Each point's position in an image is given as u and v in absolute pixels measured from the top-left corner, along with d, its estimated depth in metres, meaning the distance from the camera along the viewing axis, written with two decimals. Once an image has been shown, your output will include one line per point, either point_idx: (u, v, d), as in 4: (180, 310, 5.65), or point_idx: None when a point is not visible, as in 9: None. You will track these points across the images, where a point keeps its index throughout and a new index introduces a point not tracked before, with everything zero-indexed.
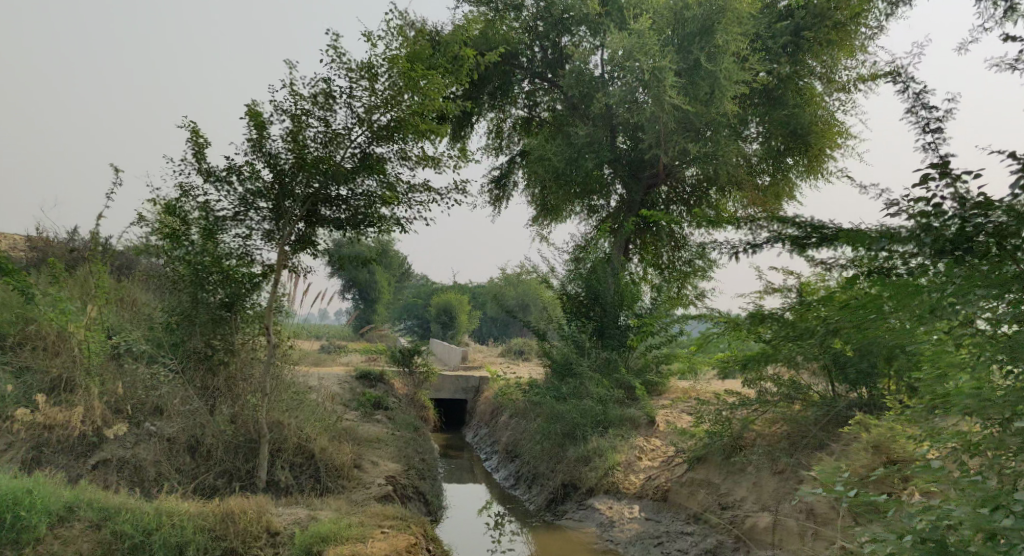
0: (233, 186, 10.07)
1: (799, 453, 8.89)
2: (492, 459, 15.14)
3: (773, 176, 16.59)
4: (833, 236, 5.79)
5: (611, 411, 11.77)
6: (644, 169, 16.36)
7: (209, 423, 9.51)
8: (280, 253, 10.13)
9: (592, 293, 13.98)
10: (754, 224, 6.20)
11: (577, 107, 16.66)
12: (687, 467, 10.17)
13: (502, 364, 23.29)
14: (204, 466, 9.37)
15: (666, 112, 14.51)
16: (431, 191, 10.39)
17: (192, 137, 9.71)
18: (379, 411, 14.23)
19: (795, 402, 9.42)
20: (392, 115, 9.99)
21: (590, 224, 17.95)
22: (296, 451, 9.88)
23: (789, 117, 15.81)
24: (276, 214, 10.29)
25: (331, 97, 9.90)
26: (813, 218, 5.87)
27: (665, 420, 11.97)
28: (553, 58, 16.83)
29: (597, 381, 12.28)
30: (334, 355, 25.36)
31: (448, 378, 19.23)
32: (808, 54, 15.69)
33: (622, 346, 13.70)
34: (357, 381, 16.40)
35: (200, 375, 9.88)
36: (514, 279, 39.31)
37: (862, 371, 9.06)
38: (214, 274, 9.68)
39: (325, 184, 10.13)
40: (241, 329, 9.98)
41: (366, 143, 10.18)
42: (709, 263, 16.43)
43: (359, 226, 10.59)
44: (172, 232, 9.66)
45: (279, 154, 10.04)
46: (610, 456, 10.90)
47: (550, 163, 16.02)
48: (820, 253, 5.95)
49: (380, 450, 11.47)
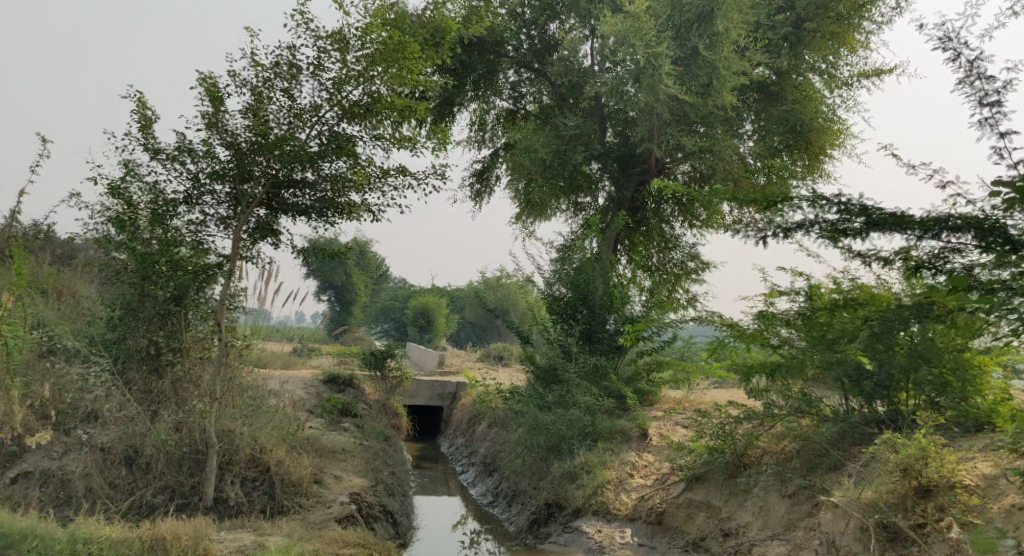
0: (185, 167, 8.94)
1: (811, 476, 7.96)
2: (469, 472, 14.08)
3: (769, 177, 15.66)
4: (886, 223, 5.18)
5: (601, 423, 10.76)
6: (634, 165, 15.46)
7: (150, 432, 8.33)
8: (237, 241, 9.07)
9: (579, 295, 13.05)
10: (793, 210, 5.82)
11: (565, 99, 15.74)
12: (683, 487, 9.21)
13: (480, 369, 22.24)
14: (142, 480, 8.25)
15: (662, 103, 13.68)
16: (407, 176, 9.39)
17: (138, 111, 8.59)
18: (347, 419, 13.15)
19: (804, 417, 8.67)
20: (365, 90, 8.96)
21: (576, 224, 17.06)
22: (248, 464, 8.79)
23: (789, 113, 14.93)
24: (234, 199, 9.20)
25: (296, 67, 8.83)
26: (857, 202, 5.24)
27: (659, 434, 10.99)
28: (541, 45, 15.84)
29: (584, 389, 11.31)
30: (304, 357, 24.18)
31: (423, 383, 18.18)
32: (808, 49, 14.92)
33: (611, 352, 12.76)
34: (324, 385, 15.29)
35: (142, 378, 8.82)
36: (494, 283, 38.27)
37: (879, 383, 8.20)
38: (163, 261, 8.65)
39: (289, 166, 9.05)
40: (191, 324, 8.97)
41: (334, 122, 9.11)
42: (702, 265, 15.57)
43: (326, 215, 9.50)
44: (116, 216, 8.61)
45: (238, 132, 8.93)
46: (599, 472, 9.86)
47: (536, 155, 15.02)
48: (861, 241, 5.37)
49: (346, 462, 10.41)
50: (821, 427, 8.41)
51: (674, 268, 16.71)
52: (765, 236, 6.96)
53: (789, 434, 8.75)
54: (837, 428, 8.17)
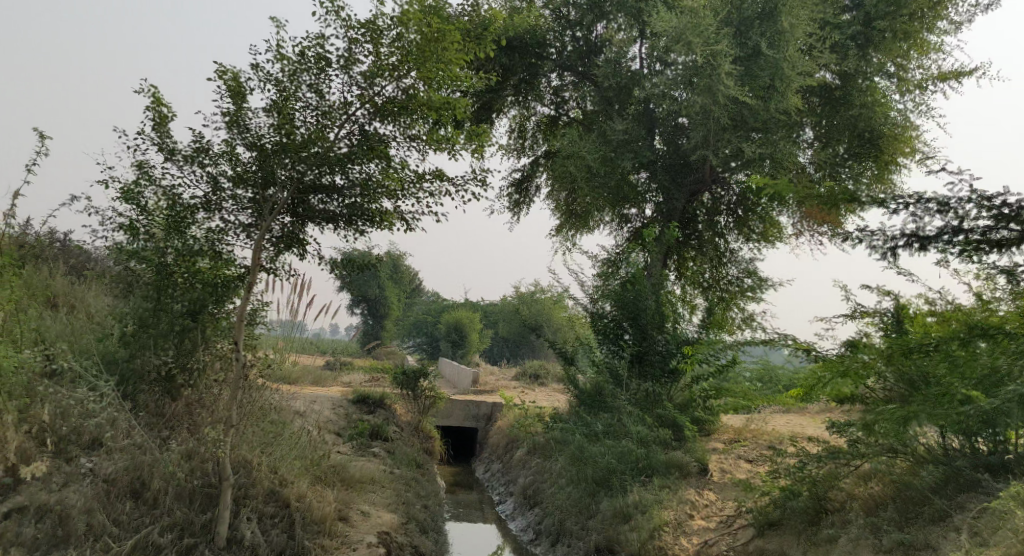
0: (204, 169, 8.05)
1: (913, 528, 6.78)
2: (506, 503, 13.02)
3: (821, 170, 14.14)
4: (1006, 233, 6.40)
5: (656, 456, 9.65)
6: (686, 175, 14.54)
7: (157, 462, 7.49)
8: (260, 251, 8.19)
9: (628, 312, 12.04)
10: (920, 214, 6.89)
11: (613, 104, 14.78)
12: (754, 533, 8.08)
13: (516, 389, 21.22)
14: (148, 516, 7.38)
15: (719, 105, 12.70)
16: (445, 180, 8.45)
17: (152, 107, 7.69)
18: (376, 444, 12.22)
19: (898, 457, 7.55)
20: (400, 86, 8.10)
21: (621, 236, 16.02)
22: (266, 499, 7.92)
23: (857, 118, 13.87)
24: (257, 205, 8.35)
25: (325, 60, 7.92)
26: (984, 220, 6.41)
27: (720, 470, 9.82)
28: (585, 46, 15.01)
29: (636, 416, 10.26)
30: (334, 373, 23.30)
31: (457, 404, 17.24)
32: (878, 49, 13.82)
33: (664, 376, 11.68)
34: (353, 405, 14.43)
35: (154, 401, 8.24)
36: (529, 299, 37.23)
37: (990, 422, 7.01)
38: (180, 274, 7.99)
39: (316, 168, 8.18)
40: (209, 341, 8.36)
41: (365, 120, 8.23)
42: (759, 282, 14.42)
43: (356, 223, 8.63)
44: (129, 223, 7.81)
45: (263, 133, 8.09)
46: (655, 513, 8.74)
47: (582, 161, 14.06)
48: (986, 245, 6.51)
49: (374, 496, 9.48)
50: (921, 471, 7.24)
51: (729, 286, 15.47)
52: (895, 245, 7.16)
53: (879, 476, 7.61)
54: (940, 472, 6.99)
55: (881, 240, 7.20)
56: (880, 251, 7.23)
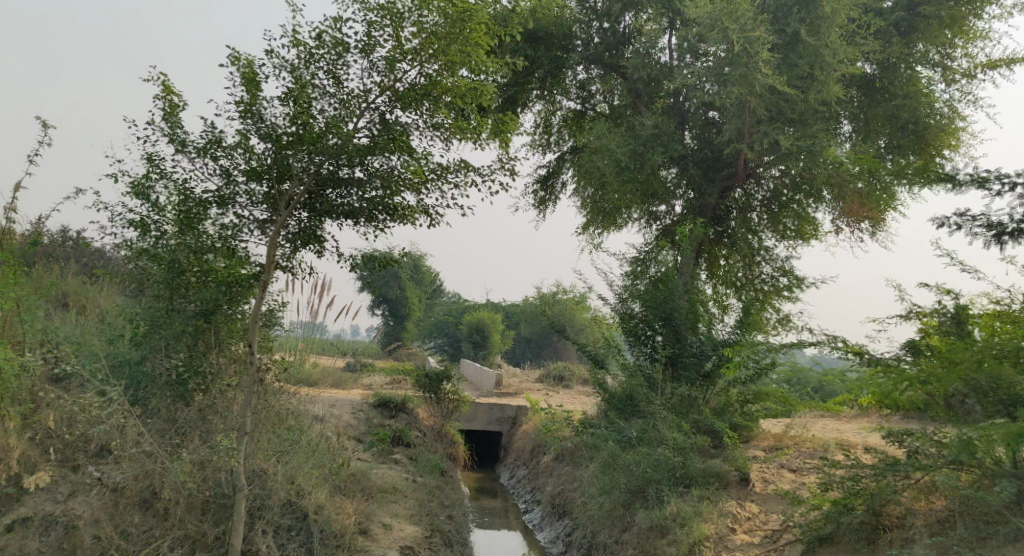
0: (216, 162, 7.64)
1: (983, 550, 6.17)
2: (534, 511, 12.52)
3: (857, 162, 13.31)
4: None
5: (693, 464, 9.10)
6: (719, 170, 14.09)
7: (168, 472, 7.08)
8: (275, 248, 7.75)
9: (661, 313, 11.48)
10: None
11: (641, 96, 14.28)
12: (804, 550, 7.50)
13: (540, 392, 20.68)
14: (159, 528, 6.98)
15: (755, 96, 12.11)
16: (470, 172, 7.98)
17: (162, 97, 7.29)
18: (398, 450, 11.78)
19: (962, 471, 6.94)
20: (422, 73, 7.65)
21: (649, 234, 15.46)
22: (282, 511, 7.49)
23: (900, 109, 13.22)
24: (273, 200, 7.93)
25: (343, 45, 7.47)
26: None
27: (762, 479, 9.24)
28: (613, 38, 14.53)
29: (672, 423, 9.72)
30: (355, 375, 22.89)
31: (481, 407, 16.75)
32: (924, 37, 13.14)
33: (698, 380, 11.12)
34: (374, 410, 14.00)
35: (166, 407, 7.81)
36: (551, 300, 36.59)
37: None
38: (192, 273, 7.57)
39: (334, 161, 7.73)
40: (224, 343, 7.90)
41: (385, 109, 7.77)
42: (795, 282, 13.79)
43: (376, 218, 8.17)
44: (139, 219, 7.41)
45: (278, 123, 7.66)
46: (694, 527, 8.20)
47: (610, 156, 13.53)
48: None
49: (396, 507, 9.02)
50: (990, 485, 6.63)
51: (763, 285, 14.81)
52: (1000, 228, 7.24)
53: (941, 490, 7.02)
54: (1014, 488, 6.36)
55: (985, 225, 7.26)
56: (986, 235, 7.28)
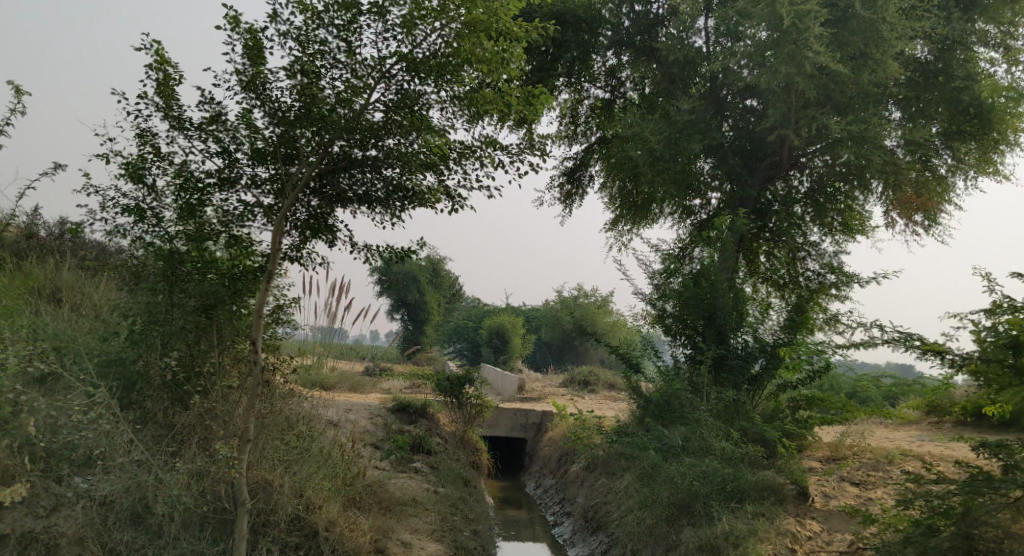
0: (217, 141, 6.86)
1: None
2: (563, 524, 11.65)
3: (909, 148, 12.31)
4: None
5: (745, 475, 8.20)
6: (760, 160, 13.15)
7: (163, 483, 6.29)
8: (283, 236, 6.95)
9: (704, 311, 10.66)
10: None
11: (675, 82, 13.49)
12: None
13: (565, 398, 19.81)
14: (151, 548, 6.23)
15: (804, 76, 11.22)
16: (496, 151, 7.12)
17: (155, 67, 6.52)
18: (418, 458, 10.94)
19: None
20: (442, 39, 6.84)
21: (684, 229, 14.56)
22: (289, 528, 6.70)
23: (960, 91, 12.23)
24: (280, 183, 7.14)
25: (354, 6, 6.66)
26: None
27: (823, 495, 8.30)
28: (645, 21, 13.67)
29: (720, 430, 8.82)
30: (372, 379, 22.07)
31: (505, 412, 15.90)
32: (983, 14, 12.35)
33: (744, 384, 10.23)
34: (392, 415, 13.18)
35: (164, 411, 7.03)
36: (574, 306, 35.65)
37: None
38: (193, 264, 6.80)
39: (346, 139, 6.93)
40: (227, 341, 7.09)
41: (403, 80, 6.95)
42: (843, 279, 12.81)
43: (392, 202, 7.35)
44: (135, 205, 6.64)
45: (284, 94, 6.86)
46: (751, 546, 7.29)
47: (644, 145, 12.63)
48: None
49: (417, 524, 8.19)
50: None
51: (809, 282, 13.88)
52: None
53: None
54: None
55: None
56: None
